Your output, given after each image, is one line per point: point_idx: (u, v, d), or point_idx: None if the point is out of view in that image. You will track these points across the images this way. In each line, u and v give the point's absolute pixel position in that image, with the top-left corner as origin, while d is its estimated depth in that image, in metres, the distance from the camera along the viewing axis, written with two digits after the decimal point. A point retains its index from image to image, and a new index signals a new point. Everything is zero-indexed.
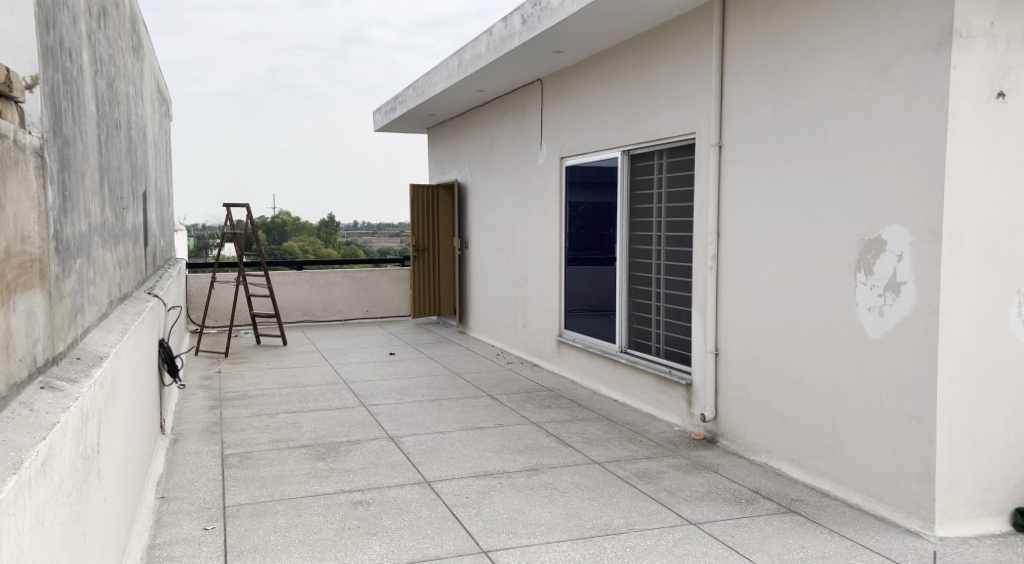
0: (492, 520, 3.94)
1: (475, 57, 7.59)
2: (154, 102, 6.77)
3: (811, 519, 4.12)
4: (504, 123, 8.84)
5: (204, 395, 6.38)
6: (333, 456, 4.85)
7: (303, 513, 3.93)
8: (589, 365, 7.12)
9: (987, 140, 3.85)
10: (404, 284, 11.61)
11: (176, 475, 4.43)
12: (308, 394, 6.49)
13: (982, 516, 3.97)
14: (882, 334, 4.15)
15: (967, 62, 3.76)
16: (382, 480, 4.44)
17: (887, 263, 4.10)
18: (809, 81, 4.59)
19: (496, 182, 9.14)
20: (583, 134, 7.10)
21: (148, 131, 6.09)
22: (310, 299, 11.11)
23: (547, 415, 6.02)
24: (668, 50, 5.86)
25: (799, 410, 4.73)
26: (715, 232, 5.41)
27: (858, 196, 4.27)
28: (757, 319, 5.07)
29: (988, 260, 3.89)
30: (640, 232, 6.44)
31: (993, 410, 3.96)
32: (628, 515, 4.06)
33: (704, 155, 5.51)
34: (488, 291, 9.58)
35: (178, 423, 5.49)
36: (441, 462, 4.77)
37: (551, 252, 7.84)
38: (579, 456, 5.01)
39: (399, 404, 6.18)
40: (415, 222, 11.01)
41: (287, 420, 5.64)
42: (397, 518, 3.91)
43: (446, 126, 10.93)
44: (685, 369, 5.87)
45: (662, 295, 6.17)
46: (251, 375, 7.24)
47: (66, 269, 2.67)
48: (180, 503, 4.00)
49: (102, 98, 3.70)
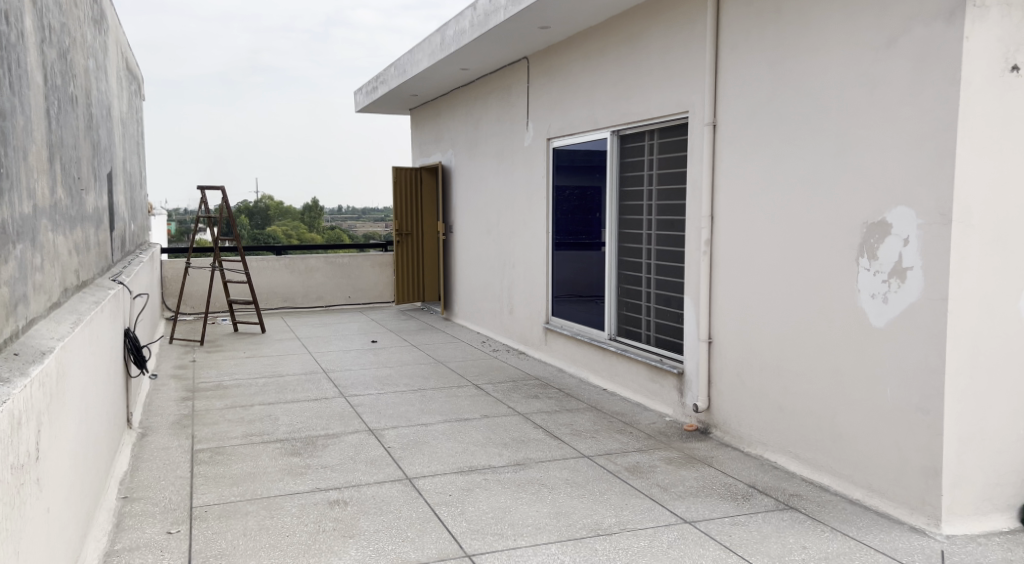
0: (476, 520, 3.72)
1: (459, 33, 7.30)
2: (121, 80, 6.46)
3: (811, 516, 3.93)
4: (489, 103, 8.57)
5: (176, 386, 6.10)
6: (309, 451, 4.61)
7: (274, 514, 3.69)
8: (577, 353, 6.92)
9: (1000, 117, 3.63)
10: (387, 270, 11.35)
11: (142, 472, 4.18)
12: (286, 384, 6.23)
13: (990, 512, 3.80)
14: (887, 323, 3.95)
15: (980, 32, 3.55)
16: (360, 477, 4.21)
17: (892, 247, 3.90)
18: (810, 54, 4.36)
19: (481, 165, 8.88)
20: (571, 115, 6.85)
21: (112, 107, 5.76)
22: (290, 285, 10.83)
23: (534, 405, 5.80)
24: (660, 25, 5.60)
25: (797, 402, 4.53)
26: (710, 215, 5.18)
27: (860, 176, 4.06)
28: (753, 307, 4.86)
29: (1000, 244, 3.69)
30: (630, 215, 6.21)
31: (1004, 402, 3.77)
32: (619, 514, 3.85)
33: (697, 136, 5.28)
34: (473, 277, 9.34)
35: (146, 417, 5.22)
36: (423, 457, 4.55)
37: (537, 237, 7.61)
38: (568, 449, 4.80)
39: (380, 395, 5.94)
40: (398, 206, 10.78)
41: (263, 412, 5.39)
42: (375, 519, 3.68)
43: (429, 107, 10.63)
44: (677, 358, 5.67)
45: (652, 281, 5.95)
46: (226, 365, 6.96)
47: (2, 255, 2.41)
48: (144, 505, 3.75)
49: (52, 70, 3.42)
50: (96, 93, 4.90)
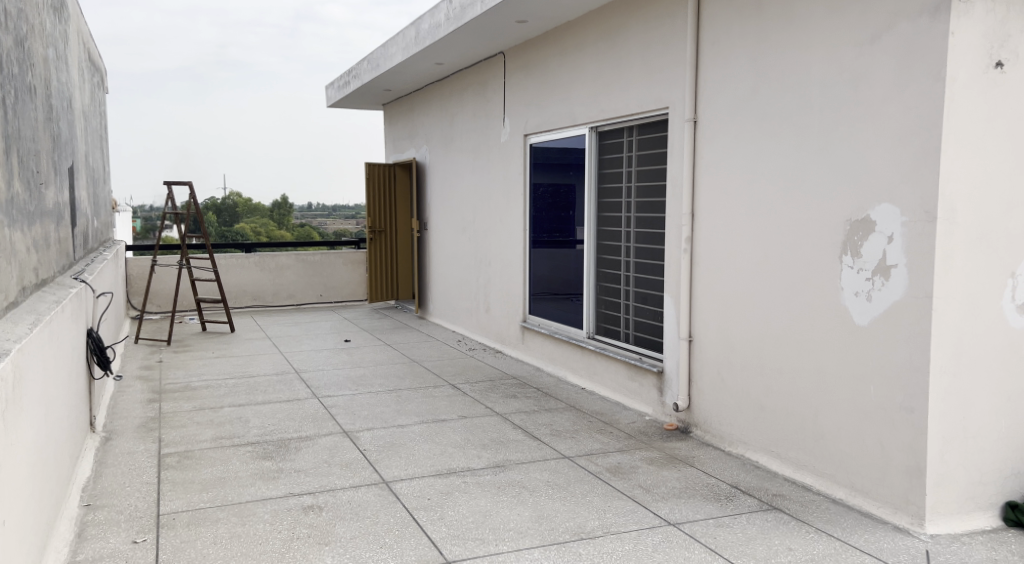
0: (457, 525, 3.61)
1: (434, 26, 7.16)
2: (83, 71, 6.23)
3: (796, 517, 3.87)
4: (464, 98, 8.46)
5: (142, 388, 5.90)
6: (281, 455, 4.47)
7: (246, 521, 3.55)
8: (554, 352, 6.84)
9: (984, 114, 3.60)
10: (360, 268, 11.19)
11: (105, 478, 4.01)
12: (256, 385, 6.07)
13: (973, 511, 3.77)
14: (871, 321, 3.91)
15: (965, 29, 3.51)
16: (335, 481, 4.08)
17: (876, 245, 3.86)
18: (793, 49, 4.31)
19: (456, 161, 8.76)
20: (549, 111, 6.76)
21: (74, 99, 5.54)
22: (260, 283, 10.62)
23: (512, 405, 5.71)
24: (639, 20, 5.54)
25: (779, 401, 4.49)
26: (690, 212, 5.12)
27: (843, 173, 4.02)
28: (734, 304, 4.81)
29: (983, 241, 3.66)
30: (609, 213, 6.14)
31: (986, 401, 3.75)
32: (602, 517, 3.77)
33: (677, 132, 5.22)
34: (448, 275, 9.22)
35: (111, 419, 5.03)
36: (400, 460, 4.43)
37: (514, 234, 7.52)
38: (548, 450, 4.71)
39: (355, 396, 5.80)
40: (370, 203, 10.64)
41: (233, 414, 5.23)
42: (352, 525, 3.56)
43: (402, 103, 10.49)
44: (656, 356, 5.60)
45: (631, 279, 5.89)
46: (195, 365, 6.77)
47: None
48: (108, 513, 3.59)
49: (7, 57, 3.24)
50: (56, 84, 4.70)
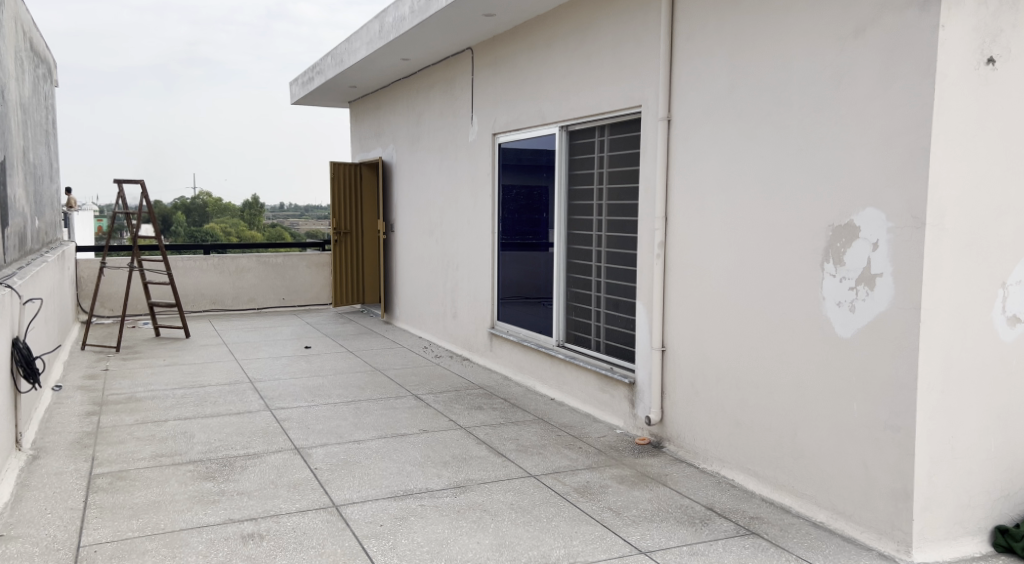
0: (409, 555, 3.32)
1: (399, 20, 6.86)
2: (22, 62, 5.87)
3: (775, 543, 3.62)
4: (432, 96, 8.17)
5: (82, 399, 5.54)
6: (224, 475, 4.14)
7: (176, 553, 3.23)
8: (523, 360, 6.57)
9: (974, 114, 3.38)
10: (325, 270, 10.86)
11: (25, 504, 3.66)
12: (206, 396, 5.73)
13: (962, 537, 3.54)
14: (853, 334, 3.68)
15: (956, 22, 3.28)
16: (280, 505, 3.77)
17: (859, 253, 3.63)
18: (771, 45, 4.07)
19: (423, 159, 8.46)
20: (518, 109, 6.49)
21: (8, 91, 5.18)
22: (219, 286, 10.24)
23: (477, 418, 5.43)
24: (611, 14, 5.28)
25: (755, 416, 4.24)
26: (664, 216, 4.86)
27: (825, 177, 3.78)
28: (709, 313, 4.56)
29: (973, 249, 3.44)
30: (579, 216, 5.88)
31: (974, 419, 3.53)
32: (568, 544, 3.50)
33: (650, 132, 4.96)
34: (415, 279, 8.91)
35: (41, 435, 4.67)
36: (354, 480, 4.13)
37: (481, 237, 7.24)
38: (513, 468, 4.43)
39: (310, 407, 5.49)
40: (335, 204, 10.32)
41: (177, 429, 4.90)
42: (294, 557, 3.25)
43: (369, 100, 10.17)
44: (629, 366, 5.35)
45: (602, 285, 5.63)
46: (142, 374, 6.41)
47: None
48: (20, 545, 3.25)
49: None
50: None
